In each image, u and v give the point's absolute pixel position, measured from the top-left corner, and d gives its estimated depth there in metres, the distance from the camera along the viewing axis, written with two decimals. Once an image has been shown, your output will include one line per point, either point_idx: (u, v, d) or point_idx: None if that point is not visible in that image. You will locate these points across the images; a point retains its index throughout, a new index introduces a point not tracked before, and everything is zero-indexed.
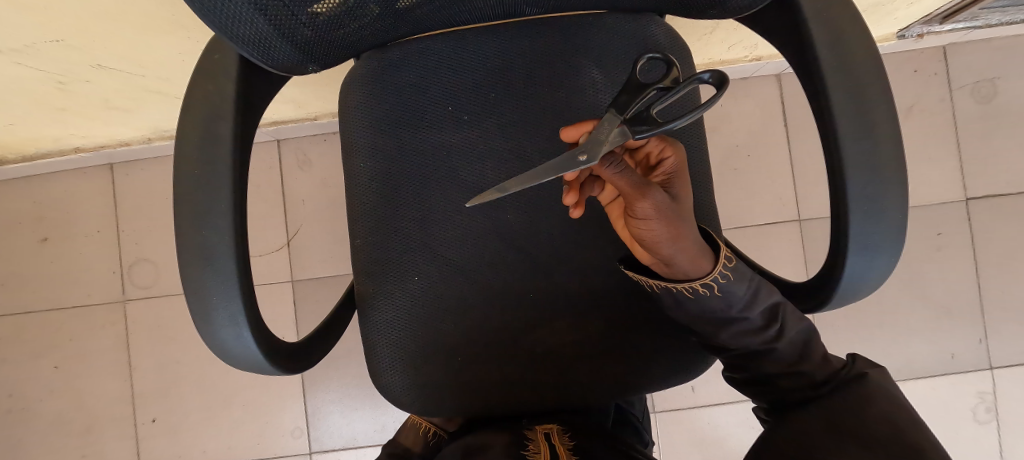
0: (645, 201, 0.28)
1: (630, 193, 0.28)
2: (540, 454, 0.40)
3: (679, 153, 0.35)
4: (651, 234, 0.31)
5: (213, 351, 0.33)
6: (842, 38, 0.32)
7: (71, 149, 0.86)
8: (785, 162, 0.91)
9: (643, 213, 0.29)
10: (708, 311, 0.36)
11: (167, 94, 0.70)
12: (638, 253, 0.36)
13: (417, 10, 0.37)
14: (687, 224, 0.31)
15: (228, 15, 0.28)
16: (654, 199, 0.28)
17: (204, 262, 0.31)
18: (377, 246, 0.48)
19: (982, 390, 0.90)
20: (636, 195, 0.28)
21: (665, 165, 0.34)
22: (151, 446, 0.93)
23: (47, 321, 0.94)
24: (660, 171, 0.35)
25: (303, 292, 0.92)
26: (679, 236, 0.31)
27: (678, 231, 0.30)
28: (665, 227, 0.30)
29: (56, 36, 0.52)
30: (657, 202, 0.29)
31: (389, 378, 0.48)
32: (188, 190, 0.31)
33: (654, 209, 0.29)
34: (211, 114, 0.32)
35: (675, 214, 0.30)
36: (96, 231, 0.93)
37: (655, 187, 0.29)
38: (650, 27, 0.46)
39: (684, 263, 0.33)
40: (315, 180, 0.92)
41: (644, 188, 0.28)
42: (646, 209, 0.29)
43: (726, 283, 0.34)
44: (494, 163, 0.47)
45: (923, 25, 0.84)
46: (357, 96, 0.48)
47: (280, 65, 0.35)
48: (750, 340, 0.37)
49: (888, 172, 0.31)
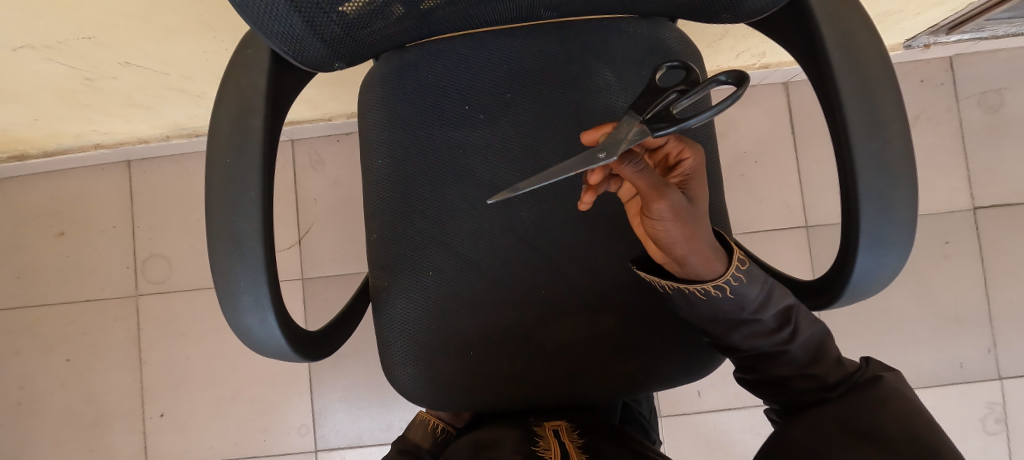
0: (661, 202, 0.29)
1: (647, 192, 0.29)
2: (550, 452, 0.41)
3: (698, 155, 0.35)
4: (666, 234, 0.32)
5: (238, 337, 0.34)
6: (854, 40, 0.33)
7: (91, 146, 0.88)
8: (793, 169, 0.92)
9: (659, 214, 0.30)
10: (720, 312, 0.36)
11: (190, 92, 0.71)
12: (651, 250, 0.37)
13: (438, 12, 0.38)
14: (701, 226, 0.32)
15: (266, 12, 0.29)
16: (670, 200, 0.29)
17: (233, 249, 0.32)
18: (392, 242, 0.49)
19: (991, 400, 0.89)
20: (654, 195, 0.29)
21: (684, 166, 0.35)
22: (158, 441, 0.94)
23: (60, 315, 0.95)
24: (679, 171, 0.35)
25: (311, 291, 0.93)
26: (692, 237, 0.32)
27: (692, 232, 0.31)
28: (680, 228, 0.31)
29: (88, 34, 0.54)
30: (672, 202, 0.30)
31: (402, 370, 0.49)
32: (221, 179, 0.32)
33: (669, 210, 0.30)
34: (242, 107, 0.33)
35: (690, 217, 0.31)
36: (112, 227, 0.94)
37: (672, 188, 0.30)
38: (662, 31, 0.48)
39: (696, 264, 0.34)
40: (327, 179, 0.93)
41: (660, 189, 0.29)
42: (662, 210, 0.30)
43: (738, 285, 0.34)
44: (509, 161, 0.48)
45: (930, 35, 0.85)
46: (375, 94, 0.49)
47: (308, 61, 0.37)
48: (762, 342, 0.38)
49: (898, 169, 0.32)
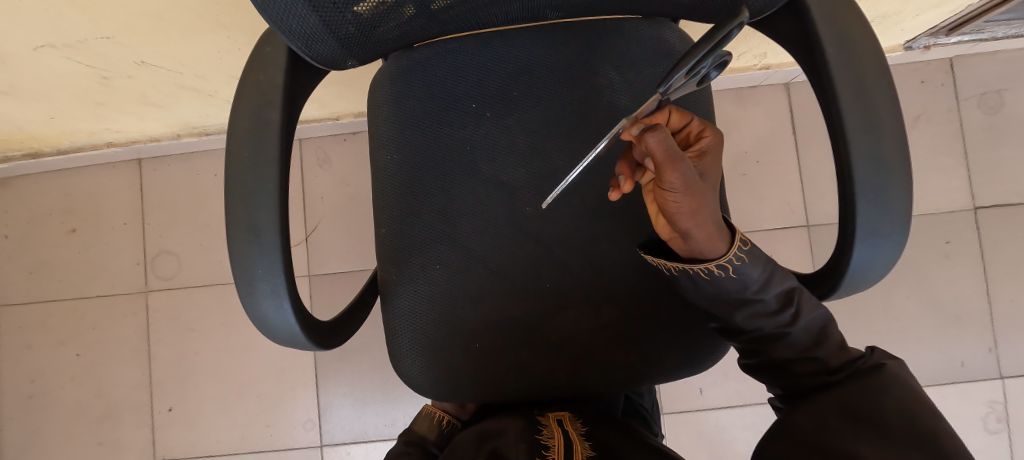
0: (674, 173, 0.31)
1: (663, 163, 0.30)
2: (554, 438, 0.42)
3: (717, 136, 0.37)
4: (673, 205, 0.33)
5: (255, 324, 0.35)
6: (850, 39, 0.34)
7: (104, 144, 0.90)
8: (794, 169, 0.93)
9: (670, 185, 0.31)
10: (722, 292, 0.38)
11: (202, 91, 0.73)
12: (656, 226, 0.38)
13: (448, 12, 0.40)
14: (708, 201, 0.33)
15: (285, 11, 0.31)
16: (683, 173, 0.31)
17: (251, 238, 0.33)
18: (400, 236, 0.50)
19: (991, 399, 0.90)
20: (668, 165, 0.30)
21: (702, 144, 0.37)
22: (166, 435, 0.95)
23: (71, 310, 0.96)
24: (696, 148, 0.37)
25: (318, 287, 0.94)
26: (698, 211, 0.33)
27: (699, 206, 0.32)
28: (688, 200, 0.32)
29: (106, 33, 0.55)
30: (685, 175, 0.31)
31: (409, 362, 0.50)
32: (240, 171, 0.33)
33: (681, 182, 0.31)
34: (261, 102, 0.35)
35: (699, 190, 0.32)
36: (123, 224, 0.96)
37: (686, 161, 0.31)
38: (664, 32, 0.49)
39: (698, 240, 0.35)
40: (334, 177, 0.95)
41: (676, 160, 0.30)
42: (674, 182, 0.31)
43: (740, 265, 0.36)
44: (515, 157, 0.49)
45: (930, 37, 0.86)
46: (384, 92, 0.50)
47: (323, 59, 0.38)
48: (764, 322, 0.39)
49: (893, 162, 0.33)
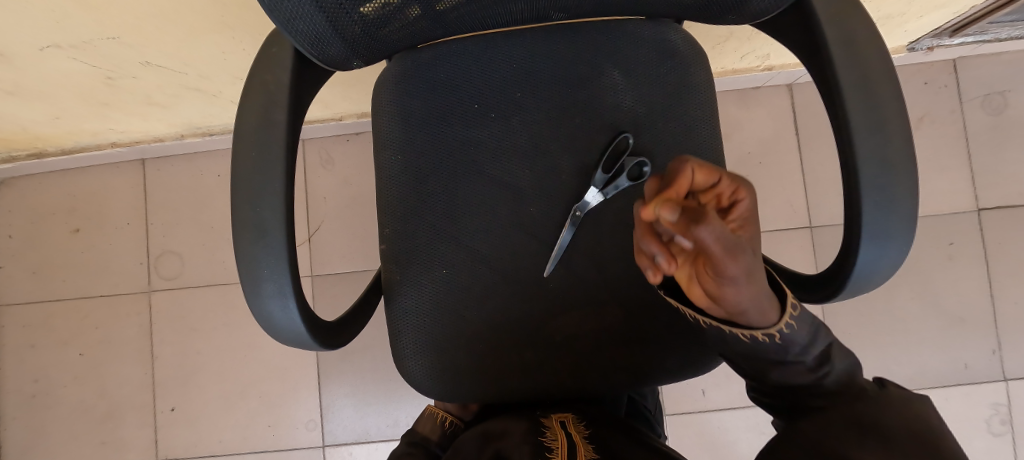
0: (731, 264, 0.24)
1: (720, 255, 0.23)
2: (557, 441, 0.41)
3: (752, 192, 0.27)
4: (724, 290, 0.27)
5: (260, 324, 0.35)
6: (855, 40, 0.34)
7: (107, 144, 0.90)
8: (797, 170, 0.93)
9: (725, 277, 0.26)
10: (758, 352, 0.34)
11: (206, 92, 0.73)
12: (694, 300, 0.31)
13: (453, 13, 0.40)
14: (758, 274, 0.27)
15: (292, 12, 0.31)
16: (739, 264, 0.24)
17: (257, 238, 0.33)
18: (404, 236, 0.50)
19: (995, 401, 0.90)
20: (726, 258, 0.24)
21: (740, 209, 0.27)
22: (169, 435, 0.95)
23: (74, 310, 0.97)
24: (734, 216, 0.28)
25: (320, 288, 0.94)
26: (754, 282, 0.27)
27: (754, 276, 0.27)
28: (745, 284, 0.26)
29: (112, 34, 0.56)
30: (739, 268, 0.25)
31: (412, 362, 0.50)
32: (246, 171, 0.34)
33: (738, 271, 0.25)
34: (267, 103, 0.35)
35: (754, 269, 0.26)
36: (126, 224, 0.96)
37: (741, 252, 0.24)
38: (668, 33, 0.49)
39: (753, 313, 0.31)
40: (337, 177, 0.95)
41: (734, 255, 0.24)
42: (733, 272, 0.25)
43: (790, 332, 0.32)
44: (519, 157, 0.49)
45: (933, 38, 0.86)
46: (389, 93, 0.51)
47: (329, 60, 0.38)
48: (793, 378, 0.34)
49: (898, 163, 0.33)
